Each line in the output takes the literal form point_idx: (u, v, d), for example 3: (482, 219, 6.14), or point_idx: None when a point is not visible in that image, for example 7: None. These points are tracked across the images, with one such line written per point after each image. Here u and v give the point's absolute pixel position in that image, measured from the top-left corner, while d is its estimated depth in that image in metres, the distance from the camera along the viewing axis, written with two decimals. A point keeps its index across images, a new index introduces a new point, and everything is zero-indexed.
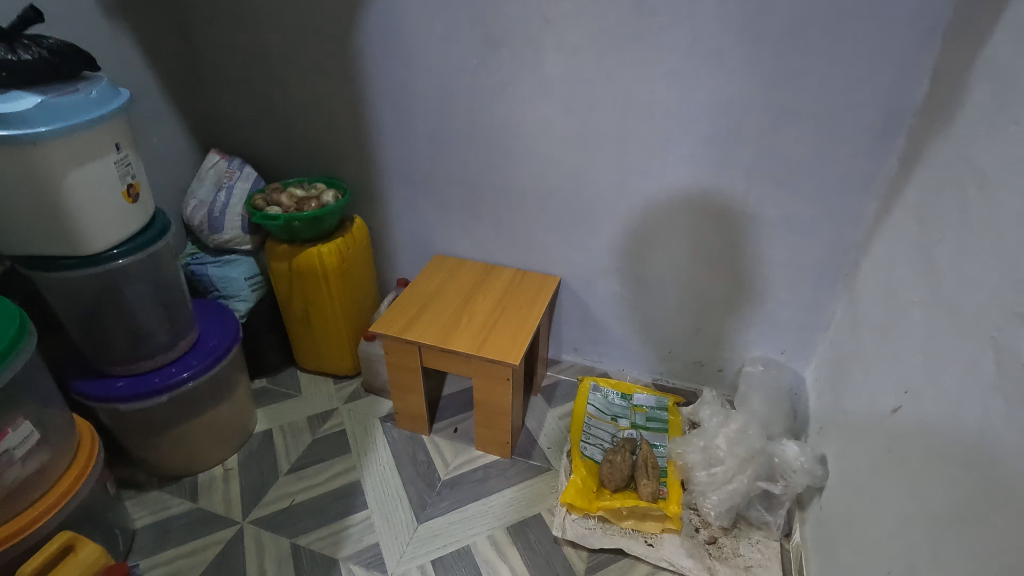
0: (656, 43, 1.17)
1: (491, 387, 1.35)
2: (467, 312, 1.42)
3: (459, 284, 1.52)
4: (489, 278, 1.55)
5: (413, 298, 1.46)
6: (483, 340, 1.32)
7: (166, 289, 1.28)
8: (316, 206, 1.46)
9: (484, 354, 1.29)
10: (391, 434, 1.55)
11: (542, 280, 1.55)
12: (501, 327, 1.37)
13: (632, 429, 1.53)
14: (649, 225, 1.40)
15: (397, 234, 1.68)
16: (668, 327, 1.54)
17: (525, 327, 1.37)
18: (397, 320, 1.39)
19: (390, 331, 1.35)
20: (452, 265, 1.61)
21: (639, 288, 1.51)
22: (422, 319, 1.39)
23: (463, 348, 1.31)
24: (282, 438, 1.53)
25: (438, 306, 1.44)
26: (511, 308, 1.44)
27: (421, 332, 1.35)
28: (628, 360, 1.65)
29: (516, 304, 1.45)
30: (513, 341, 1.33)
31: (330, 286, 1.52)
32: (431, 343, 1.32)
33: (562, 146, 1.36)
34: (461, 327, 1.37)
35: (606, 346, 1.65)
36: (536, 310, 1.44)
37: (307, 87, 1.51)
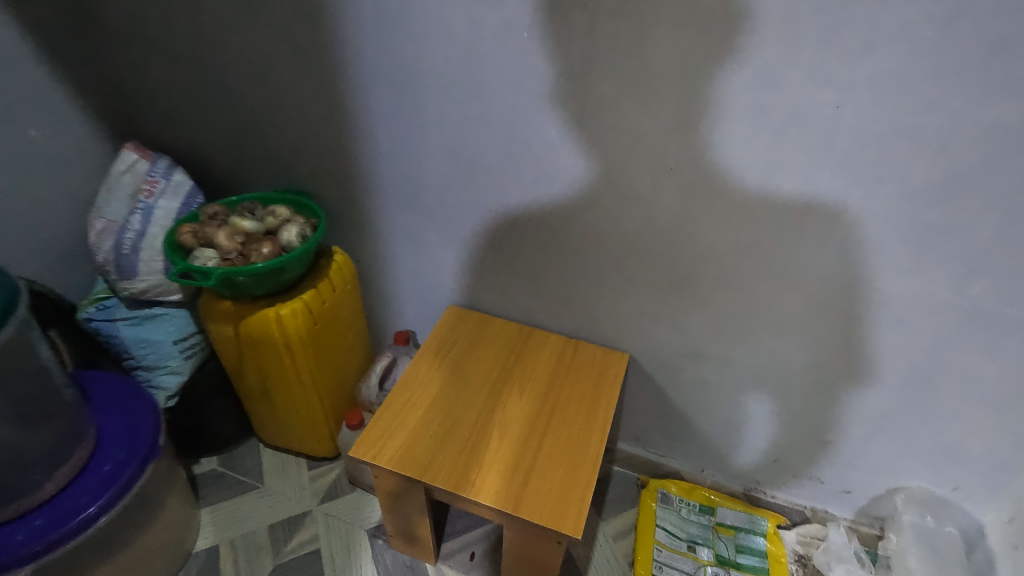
0: (865, 24, 0.64)
1: (531, 542, 0.90)
2: (497, 423, 0.94)
3: (482, 365, 1.05)
4: (525, 355, 1.07)
5: (417, 392, 0.99)
6: (522, 485, 0.86)
7: (23, 404, 0.80)
8: (268, 253, 0.94)
9: (526, 517, 0.82)
10: (383, 559, 1.12)
11: (603, 359, 1.07)
12: (549, 455, 0.90)
13: (717, 566, 1.10)
14: (780, 305, 0.90)
15: (396, 274, 1.19)
16: (780, 435, 1.07)
17: (586, 457, 0.90)
18: (391, 436, 0.92)
19: (381, 460, 0.89)
20: (472, 326, 1.13)
21: (747, 382, 1.02)
22: (429, 436, 0.92)
23: (492, 500, 0.84)
24: (232, 562, 1.11)
25: (454, 408, 0.97)
26: (561, 414, 0.96)
27: (427, 460, 0.89)
28: (711, 463, 1.18)
29: (568, 406, 0.97)
30: (570, 486, 0.86)
31: (296, 359, 1.05)
32: (443, 487, 0.86)
33: (657, 178, 0.85)
34: (488, 453, 0.90)
35: (682, 442, 1.18)
36: (600, 417, 0.96)
37: (257, 60, 0.97)
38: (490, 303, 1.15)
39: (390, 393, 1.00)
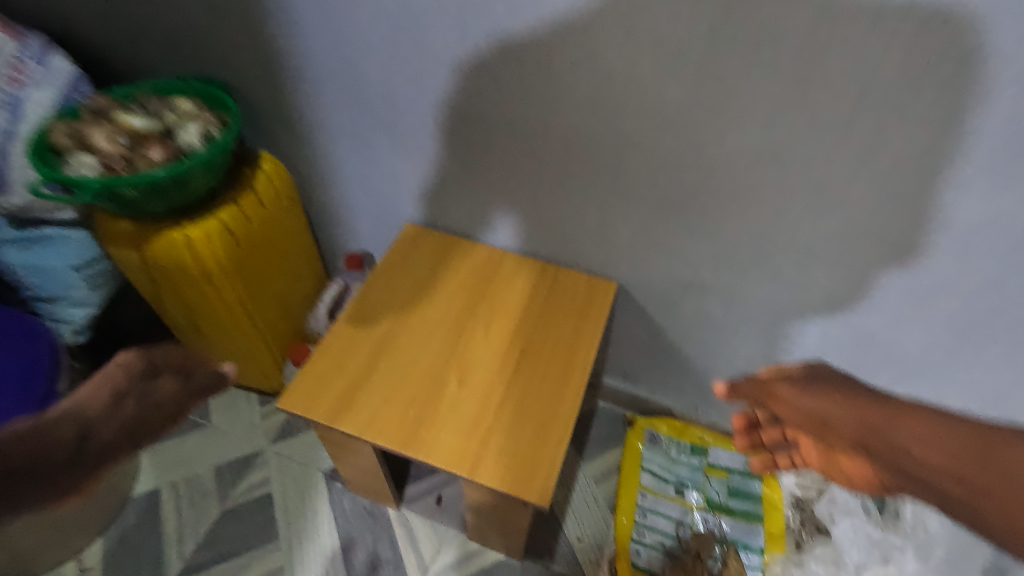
0: None
1: (495, 500, 0.78)
2: (457, 369, 0.79)
3: (442, 298, 0.88)
4: (494, 285, 0.90)
5: (363, 331, 0.83)
6: (482, 445, 0.72)
7: None
8: (161, 161, 0.75)
9: (484, 484, 0.69)
10: (341, 503, 1.02)
11: (586, 290, 0.90)
12: (517, 408, 0.76)
13: (707, 512, 1.00)
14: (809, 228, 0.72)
15: (341, 186, 0.98)
16: None
17: (560, 410, 0.76)
18: (328, 384, 0.77)
19: (315, 414, 0.74)
20: (433, 250, 0.94)
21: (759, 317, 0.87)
22: (374, 385, 0.77)
23: (445, 463, 0.71)
24: (174, 508, 1.01)
25: (407, 351, 0.81)
26: (533, 359, 0.81)
27: (370, 414, 0.75)
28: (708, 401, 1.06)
29: (541, 350, 0.82)
30: (539, 447, 0.72)
31: (221, 290, 0.88)
32: (389, 447, 0.72)
33: (662, 55, 0.63)
34: (444, 406, 0.76)
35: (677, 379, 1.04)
36: (579, 362, 0.81)
37: None
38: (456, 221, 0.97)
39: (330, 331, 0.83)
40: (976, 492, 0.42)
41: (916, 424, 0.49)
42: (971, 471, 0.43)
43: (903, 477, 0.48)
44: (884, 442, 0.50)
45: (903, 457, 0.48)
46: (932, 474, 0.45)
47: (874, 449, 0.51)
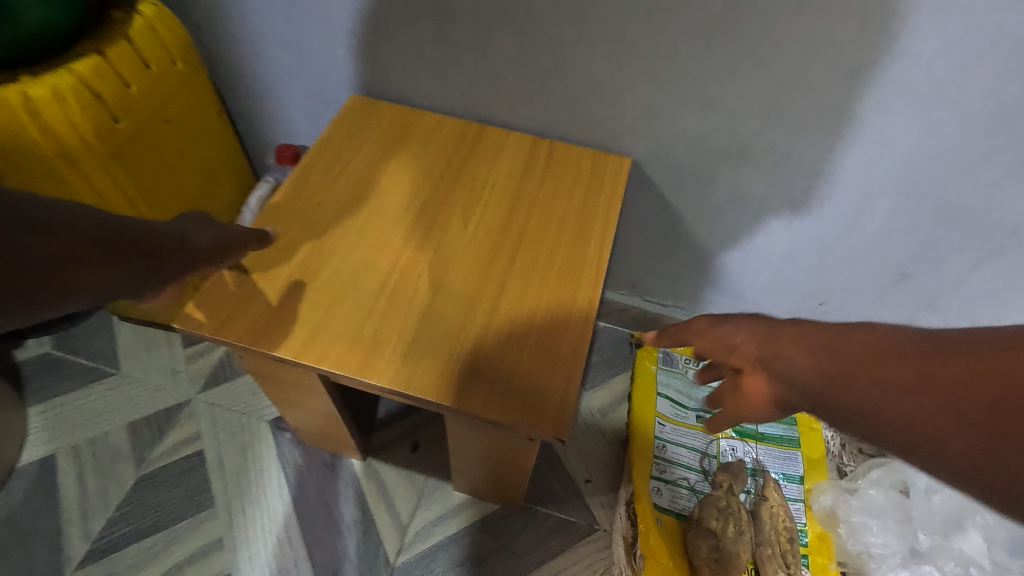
0: None
1: (490, 436, 0.59)
2: (429, 269, 0.59)
3: (402, 184, 0.66)
4: (470, 165, 0.69)
5: (297, 227, 0.61)
6: (470, 362, 0.53)
7: None
8: None
9: (476, 413, 0.50)
10: (293, 457, 0.83)
11: (591, 167, 0.69)
12: (513, 313, 0.56)
13: (735, 440, 0.85)
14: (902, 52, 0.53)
15: (260, 48, 0.74)
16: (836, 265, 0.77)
17: (571, 313, 0.56)
18: (250, 296, 0.56)
19: (233, 334, 0.53)
20: (387, 127, 0.72)
21: (810, 194, 0.68)
22: (315, 294, 0.56)
23: (421, 389, 0.51)
24: (77, 477, 0.80)
25: (358, 250, 0.60)
26: (530, 252, 0.61)
27: (311, 332, 0.54)
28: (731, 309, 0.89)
29: (540, 242, 0.62)
30: (548, 361, 0.53)
31: (95, 181, 0.64)
32: (340, 372, 0.52)
33: None
34: (414, 316, 0.55)
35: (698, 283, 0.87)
36: (590, 253, 0.61)
37: None
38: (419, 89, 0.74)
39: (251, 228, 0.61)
40: (844, 395, 0.35)
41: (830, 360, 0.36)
42: (847, 378, 0.35)
43: (783, 391, 0.38)
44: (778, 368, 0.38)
45: (779, 369, 0.38)
46: (808, 384, 0.36)
47: (761, 367, 0.39)
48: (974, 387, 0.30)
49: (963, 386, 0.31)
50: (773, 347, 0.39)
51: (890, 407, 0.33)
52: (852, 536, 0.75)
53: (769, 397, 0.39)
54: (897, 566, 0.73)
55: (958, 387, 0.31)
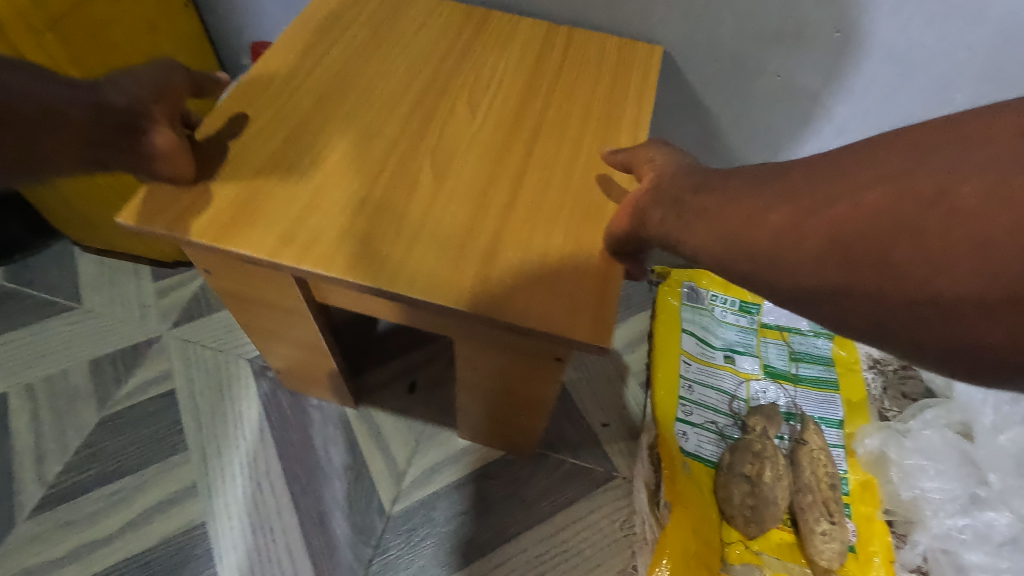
0: None
1: (509, 359, 0.50)
2: (430, 160, 0.49)
3: (395, 69, 0.56)
4: (475, 51, 0.59)
5: (268, 114, 0.51)
6: (487, 262, 0.43)
7: None
8: None
9: (495, 318, 0.41)
10: (277, 397, 0.74)
11: (617, 51, 0.59)
12: (535, 208, 0.47)
13: (767, 381, 0.76)
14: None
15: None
16: None
17: (602, 207, 0.47)
18: (212, 189, 0.46)
19: (193, 231, 0.44)
20: (374, 9, 0.61)
21: (869, 86, 0.59)
22: (292, 186, 0.46)
23: (426, 292, 0.42)
24: (30, 418, 0.71)
25: (341, 138, 0.50)
26: (550, 141, 0.52)
27: (289, 229, 0.44)
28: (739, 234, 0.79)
29: (560, 127, 0.53)
30: (580, 260, 0.44)
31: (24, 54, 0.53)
32: (327, 273, 0.42)
33: None
34: (416, 212, 0.46)
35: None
36: (624, 133, 0.53)
37: None
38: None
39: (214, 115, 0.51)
40: (710, 200, 0.34)
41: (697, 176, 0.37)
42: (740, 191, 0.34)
43: (647, 199, 0.38)
44: (654, 183, 0.39)
45: (659, 183, 0.39)
46: (680, 191, 0.37)
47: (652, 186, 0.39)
48: (802, 177, 0.30)
49: (794, 180, 0.30)
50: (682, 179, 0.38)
51: (767, 225, 0.30)
52: (904, 480, 0.67)
53: (635, 205, 0.39)
54: (955, 512, 0.65)
55: (818, 188, 0.28)
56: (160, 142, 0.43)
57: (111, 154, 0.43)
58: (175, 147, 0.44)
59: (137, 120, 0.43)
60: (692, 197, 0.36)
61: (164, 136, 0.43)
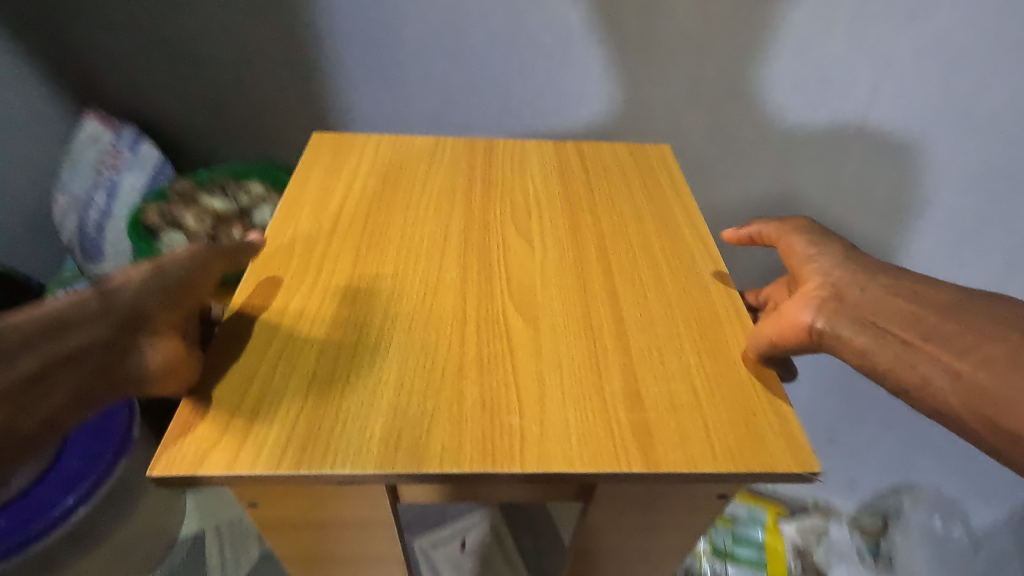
0: None
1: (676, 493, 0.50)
2: (513, 303, 0.54)
3: (429, 206, 0.65)
4: (495, 182, 0.70)
5: (299, 295, 0.53)
6: (642, 430, 0.44)
7: None
8: (238, 235, 0.89)
9: (692, 472, 0.41)
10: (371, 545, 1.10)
11: (642, 184, 0.71)
12: (660, 380, 0.47)
13: (713, 559, 1.04)
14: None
15: (361, 125, 0.98)
16: None
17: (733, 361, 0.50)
18: (241, 407, 0.44)
19: (282, 463, 0.41)
20: (365, 158, 0.71)
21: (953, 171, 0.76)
22: (371, 366, 0.47)
23: (592, 457, 0.42)
24: (219, 550, 1.09)
25: (412, 273, 0.56)
26: (621, 258, 0.60)
27: (387, 421, 0.43)
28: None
29: (616, 240, 0.62)
30: (738, 397, 0.47)
31: None
32: (480, 471, 0.41)
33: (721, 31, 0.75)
34: (525, 363, 0.48)
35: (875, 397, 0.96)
36: (688, 239, 0.63)
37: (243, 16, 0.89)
38: (487, 130, 0.94)
39: (226, 320, 0.51)
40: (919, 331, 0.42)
41: (901, 303, 0.44)
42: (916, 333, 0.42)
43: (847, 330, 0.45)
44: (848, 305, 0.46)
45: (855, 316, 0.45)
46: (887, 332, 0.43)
47: (840, 296, 0.47)
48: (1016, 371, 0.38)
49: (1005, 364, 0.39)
50: (862, 283, 0.47)
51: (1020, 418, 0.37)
52: None
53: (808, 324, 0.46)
54: None
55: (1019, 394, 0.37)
56: (160, 353, 0.44)
57: (118, 388, 0.42)
58: (172, 354, 0.44)
59: (112, 337, 0.43)
60: (870, 318, 0.45)
61: (166, 345, 0.44)
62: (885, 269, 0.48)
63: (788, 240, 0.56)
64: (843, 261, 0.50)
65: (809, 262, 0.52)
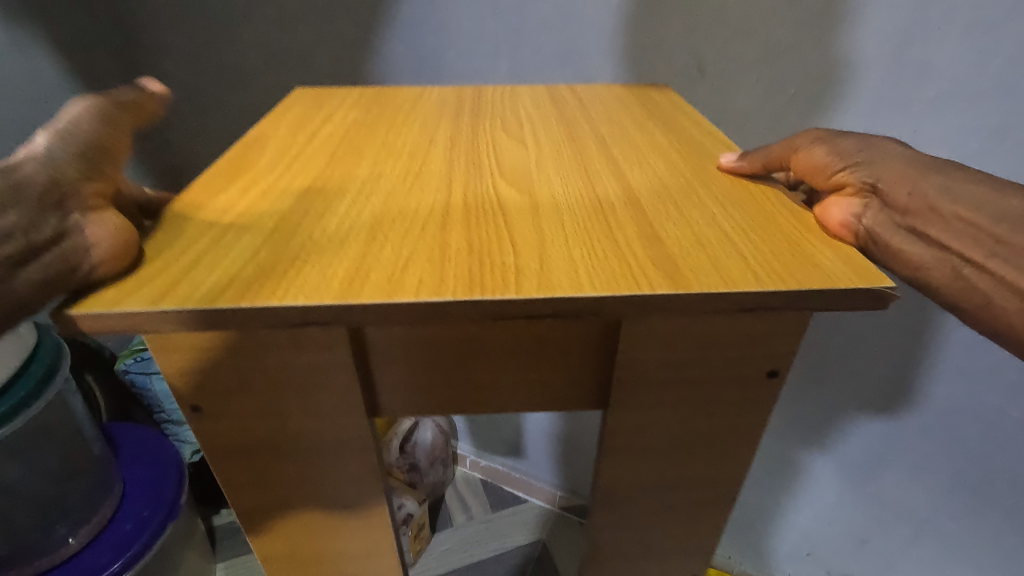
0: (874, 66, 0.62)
1: (739, 372, 0.40)
2: (506, 181, 0.44)
3: (417, 122, 0.56)
4: (484, 106, 0.61)
5: (240, 184, 0.44)
6: (668, 264, 0.34)
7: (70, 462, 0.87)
8: None
9: (747, 289, 0.32)
10: None
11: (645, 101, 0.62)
12: (685, 225, 0.38)
13: None
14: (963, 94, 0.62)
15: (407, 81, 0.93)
16: (801, 529, 1.06)
17: (808, 220, 0.41)
18: (184, 256, 0.35)
19: (220, 298, 0.31)
20: (352, 99, 0.63)
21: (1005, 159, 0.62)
22: (336, 221, 0.38)
23: (606, 282, 0.32)
24: None
25: (391, 164, 0.47)
26: (625, 149, 0.50)
27: (353, 264, 0.34)
28: (752, 507, 1.09)
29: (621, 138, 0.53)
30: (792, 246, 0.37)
31: None
32: (464, 300, 0.31)
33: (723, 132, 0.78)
34: (520, 220, 0.39)
35: (913, 504, 0.91)
36: (705, 135, 0.54)
37: None
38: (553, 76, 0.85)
39: (179, 203, 0.42)
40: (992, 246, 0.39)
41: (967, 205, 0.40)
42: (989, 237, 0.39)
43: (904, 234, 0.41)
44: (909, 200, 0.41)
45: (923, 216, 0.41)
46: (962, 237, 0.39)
47: (878, 193, 0.42)
48: None
49: None
50: (914, 179, 0.41)
51: None
52: None
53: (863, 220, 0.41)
54: None
55: None
56: (98, 233, 0.34)
57: (57, 271, 0.33)
58: (112, 231, 0.34)
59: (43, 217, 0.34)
60: (902, 218, 0.42)
61: (104, 222, 0.35)
62: (937, 164, 0.42)
63: (803, 139, 0.46)
64: (891, 155, 0.43)
65: (840, 167, 0.44)
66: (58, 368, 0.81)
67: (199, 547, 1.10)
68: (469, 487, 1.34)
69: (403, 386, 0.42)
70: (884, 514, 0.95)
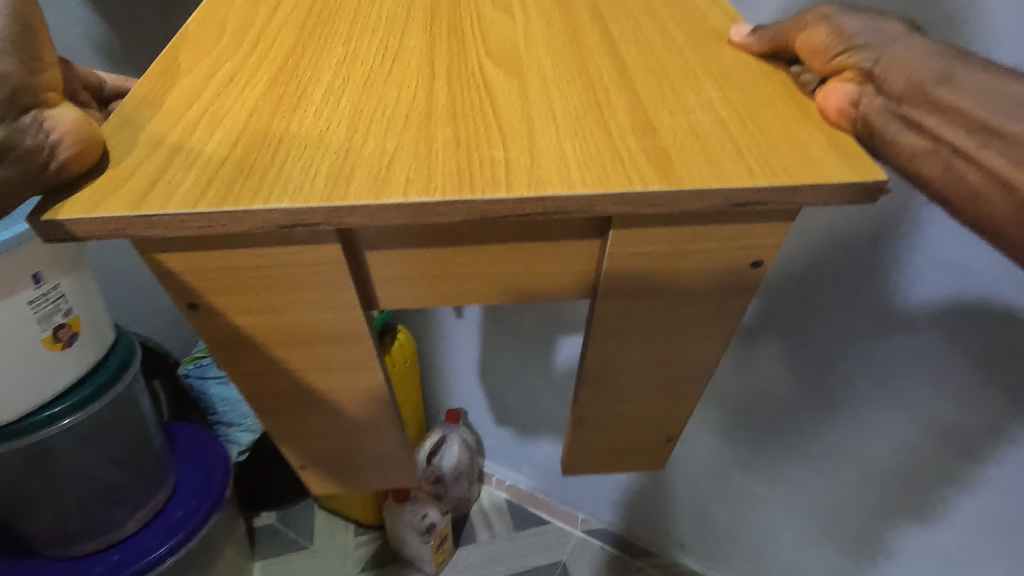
0: None
1: (724, 284, 0.39)
2: (493, 61, 0.42)
3: None
4: None
5: (201, 72, 0.41)
6: (658, 155, 0.34)
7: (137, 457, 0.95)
8: None
9: (737, 185, 0.32)
10: None
11: None
12: (678, 113, 0.37)
13: None
14: None
15: None
16: (814, 562, 1.05)
17: (805, 108, 0.39)
18: (150, 159, 0.35)
19: (201, 202, 0.31)
20: None
21: None
22: (321, 107, 0.38)
23: (596, 178, 0.32)
24: None
25: (366, 42, 0.44)
26: (622, 31, 0.47)
27: (338, 157, 0.34)
28: (761, 535, 1.10)
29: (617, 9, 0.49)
30: (784, 135, 0.36)
31: None
32: (454, 199, 0.31)
33: None
34: (509, 105, 0.37)
35: (926, 542, 0.90)
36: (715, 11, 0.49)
37: None
38: None
39: (126, 101, 0.39)
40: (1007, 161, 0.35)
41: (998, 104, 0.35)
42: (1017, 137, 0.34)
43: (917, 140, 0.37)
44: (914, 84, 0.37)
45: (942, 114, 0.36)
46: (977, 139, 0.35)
47: (873, 80, 0.38)
48: None
49: None
50: (917, 64, 0.37)
51: None
52: None
53: (851, 100, 0.38)
54: None
55: None
56: (56, 127, 0.33)
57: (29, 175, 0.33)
58: (71, 123, 0.34)
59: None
60: (896, 106, 0.38)
61: (61, 115, 0.34)
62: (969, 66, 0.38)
63: (808, 15, 0.41)
64: (898, 37, 0.38)
65: (841, 50, 0.39)
66: (126, 369, 0.89)
67: (239, 541, 1.16)
68: (496, 507, 1.36)
69: (397, 283, 0.39)
70: (866, 535, 0.96)
